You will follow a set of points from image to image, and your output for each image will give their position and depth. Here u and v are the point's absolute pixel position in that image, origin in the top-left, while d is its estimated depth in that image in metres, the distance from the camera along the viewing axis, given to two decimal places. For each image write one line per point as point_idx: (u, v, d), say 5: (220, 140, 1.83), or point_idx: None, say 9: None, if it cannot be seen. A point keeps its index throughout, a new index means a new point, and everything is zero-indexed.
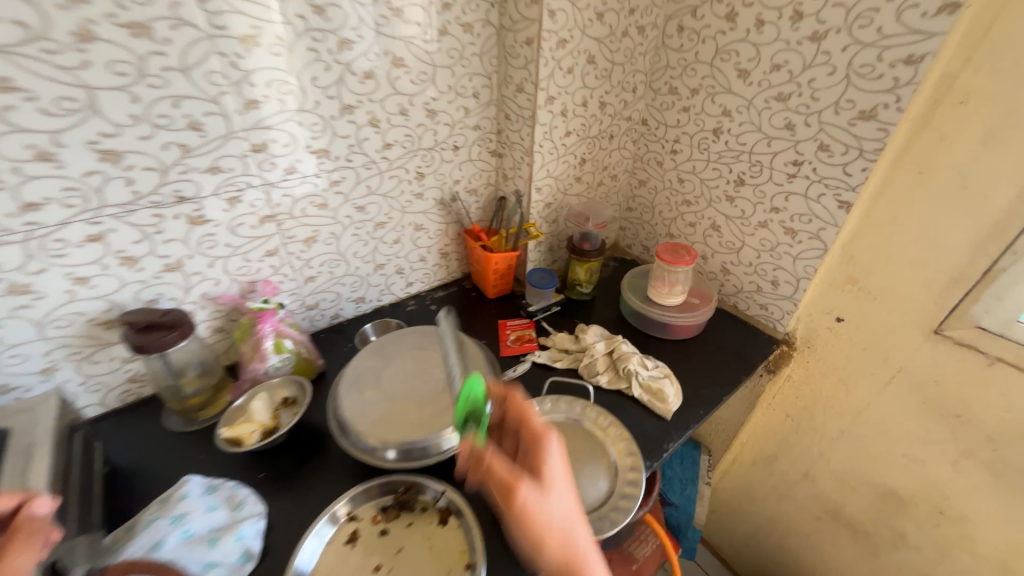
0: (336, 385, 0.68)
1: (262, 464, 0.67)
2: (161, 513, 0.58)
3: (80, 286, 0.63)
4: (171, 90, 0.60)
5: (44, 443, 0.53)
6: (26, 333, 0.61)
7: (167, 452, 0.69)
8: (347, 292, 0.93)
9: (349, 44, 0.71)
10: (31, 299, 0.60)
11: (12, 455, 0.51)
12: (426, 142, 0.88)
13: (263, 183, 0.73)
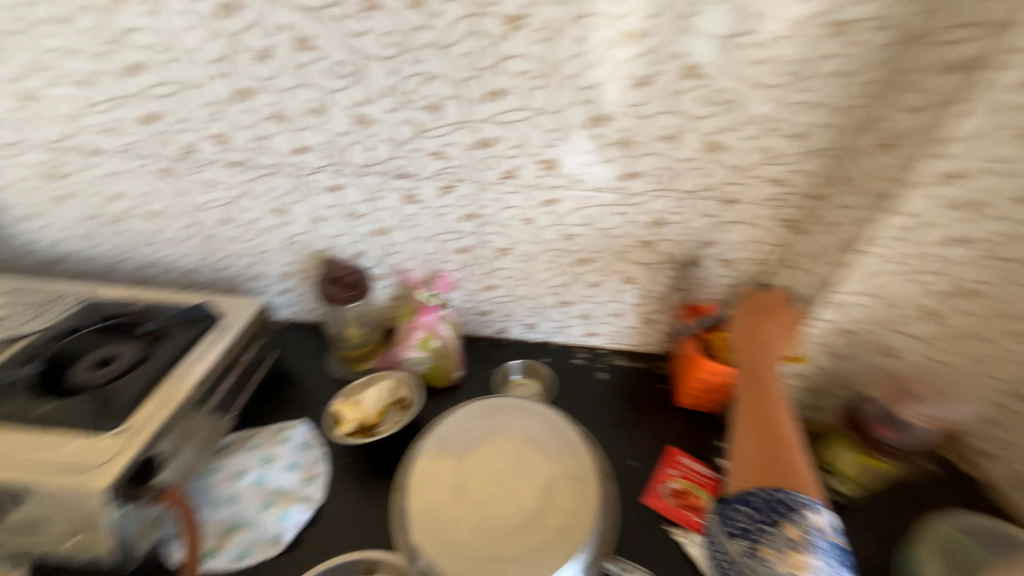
0: (428, 429, 0.58)
1: (350, 450, 0.66)
2: (264, 444, 0.64)
3: (317, 222, 0.73)
4: (426, 67, 0.57)
5: (229, 339, 0.63)
6: (279, 243, 0.76)
7: (315, 381, 0.78)
8: (521, 315, 0.82)
9: (632, 38, 0.53)
10: (287, 220, 0.73)
11: (208, 338, 0.63)
12: (686, 184, 0.64)
13: (478, 180, 0.66)
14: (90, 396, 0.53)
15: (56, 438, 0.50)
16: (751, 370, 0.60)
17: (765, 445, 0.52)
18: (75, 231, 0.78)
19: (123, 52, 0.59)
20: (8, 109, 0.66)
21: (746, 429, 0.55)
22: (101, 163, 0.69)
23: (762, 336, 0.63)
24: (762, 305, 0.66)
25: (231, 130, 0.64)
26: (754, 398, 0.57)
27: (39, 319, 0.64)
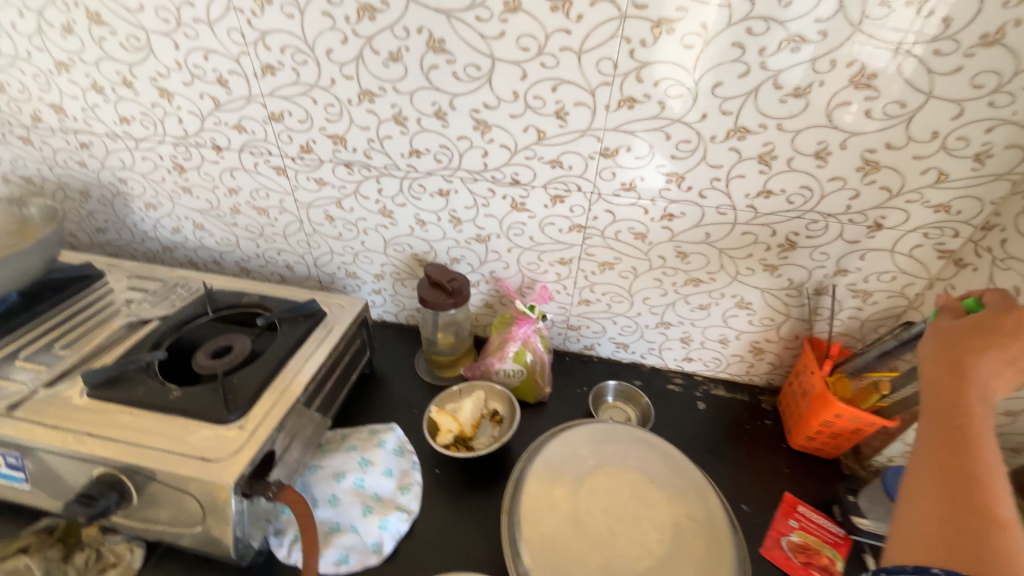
0: (532, 451, 0.57)
1: (442, 461, 0.65)
2: (361, 446, 0.64)
3: (420, 225, 0.72)
4: (558, 72, 0.54)
5: (335, 339, 0.64)
6: (379, 244, 0.77)
7: (404, 384, 0.78)
8: (615, 332, 0.78)
9: (795, 43, 0.48)
10: (390, 222, 0.73)
11: (316, 336, 0.64)
12: (827, 205, 0.58)
13: (593, 191, 0.63)
14: (213, 387, 0.54)
15: (185, 425, 0.51)
16: (945, 408, 0.39)
17: (955, 512, 0.34)
18: (190, 221, 0.82)
19: (259, 52, 0.60)
20: (144, 106, 0.69)
21: (925, 491, 0.36)
22: (222, 158, 0.72)
23: (975, 369, 0.40)
24: (984, 330, 0.42)
25: (351, 130, 0.65)
26: (940, 445, 0.38)
27: (161, 306, 0.67)
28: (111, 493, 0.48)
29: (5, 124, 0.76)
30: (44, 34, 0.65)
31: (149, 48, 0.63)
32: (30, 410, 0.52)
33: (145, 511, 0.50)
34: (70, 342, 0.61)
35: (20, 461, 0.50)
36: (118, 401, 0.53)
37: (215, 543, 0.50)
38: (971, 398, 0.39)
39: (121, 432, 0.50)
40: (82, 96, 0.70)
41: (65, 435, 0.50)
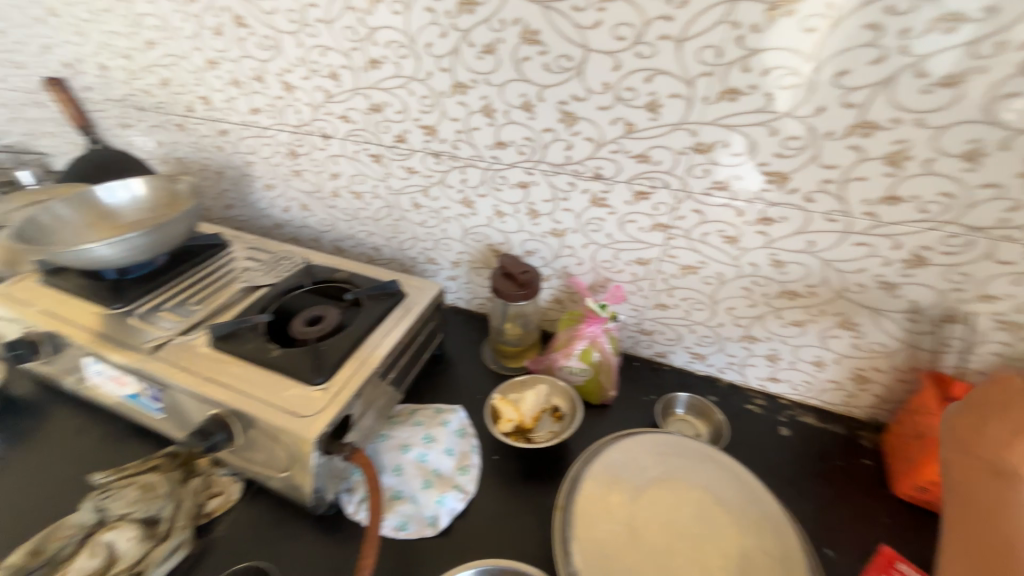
0: (590, 453, 0.55)
1: (499, 448, 0.66)
2: (426, 422, 0.67)
3: (498, 216, 0.74)
4: (655, 62, 0.53)
5: (411, 318, 0.68)
6: (458, 232, 0.80)
7: (471, 369, 0.80)
8: (690, 342, 0.73)
9: (946, 24, 0.42)
10: (469, 212, 0.76)
11: (395, 314, 0.68)
12: (972, 216, 0.49)
13: (680, 189, 0.60)
14: (306, 351, 0.60)
15: (281, 381, 0.58)
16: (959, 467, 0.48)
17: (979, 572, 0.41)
18: (298, 202, 0.92)
19: (370, 48, 0.66)
20: (272, 98, 0.78)
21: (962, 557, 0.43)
22: (328, 146, 0.80)
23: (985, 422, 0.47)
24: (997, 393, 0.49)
25: (442, 121, 0.68)
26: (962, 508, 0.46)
27: (269, 275, 0.76)
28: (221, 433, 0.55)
29: (168, 114, 0.92)
30: (202, 36, 0.77)
31: (281, 46, 0.71)
32: (168, 352, 0.63)
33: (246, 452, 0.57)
34: (200, 300, 0.72)
35: (158, 394, 0.60)
36: (232, 353, 0.61)
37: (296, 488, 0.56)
38: (984, 454, 0.46)
39: (233, 379, 0.58)
40: (225, 89, 0.82)
41: (191, 377, 0.58)
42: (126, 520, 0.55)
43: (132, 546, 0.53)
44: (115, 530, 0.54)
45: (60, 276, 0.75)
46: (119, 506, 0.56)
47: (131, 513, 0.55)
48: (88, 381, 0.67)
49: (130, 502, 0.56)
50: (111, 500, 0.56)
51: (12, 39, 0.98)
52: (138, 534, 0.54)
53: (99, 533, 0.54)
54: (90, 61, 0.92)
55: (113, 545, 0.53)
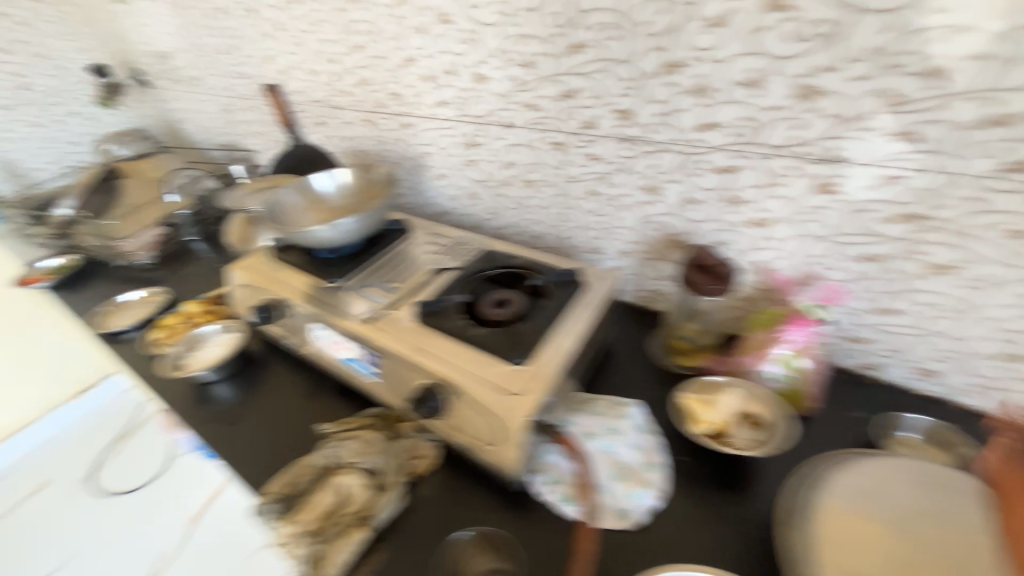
0: (817, 479, 0.53)
1: (687, 450, 0.63)
2: (606, 413, 0.66)
3: (687, 204, 0.70)
4: (951, 19, 0.44)
5: (597, 305, 0.66)
6: (635, 221, 0.77)
7: (639, 362, 0.78)
8: (923, 356, 0.62)
9: None
10: (653, 200, 0.73)
11: (580, 300, 0.67)
12: None
13: (949, 173, 0.50)
14: (505, 332, 0.63)
15: (486, 359, 0.61)
16: None
17: None
18: (466, 190, 0.97)
19: (574, 32, 0.65)
20: (459, 90, 0.82)
21: None
22: (508, 135, 0.82)
23: None
24: None
25: (641, 104, 0.65)
26: None
27: (453, 259, 0.82)
28: (433, 398, 0.60)
29: (359, 111, 1.02)
30: (403, 36, 0.82)
31: (478, 38, 0.74)
32: (381, 323, 0.70)
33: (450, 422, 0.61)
34: (397, 278, 0.80)
35: (376, 359, 0.68)
36: (437, 329, 0.66)
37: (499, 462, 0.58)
38: None
39: (443, 353, 0.63)
40: (415, 85, 0.88)
41: (408, 348, 0.65)
42: (353, 468, 0.64)
43: (361, 490, 0.62)
44: (347, 474, 0.63)
45: (286, 253, 0.88)
46: (348, 455, 0.65)
47: (356, 462, 0.64)
48: (310, 344, 0.78)
49: (355, 453, 0.65)
50: (341, 449, 0.66)
51: (238, 52, 1.16)
52: (364, 480, 0.62)
53: (335, 475, 0.63)
54: (298, 67, 1.05)
55: (346, 486, 0.62)
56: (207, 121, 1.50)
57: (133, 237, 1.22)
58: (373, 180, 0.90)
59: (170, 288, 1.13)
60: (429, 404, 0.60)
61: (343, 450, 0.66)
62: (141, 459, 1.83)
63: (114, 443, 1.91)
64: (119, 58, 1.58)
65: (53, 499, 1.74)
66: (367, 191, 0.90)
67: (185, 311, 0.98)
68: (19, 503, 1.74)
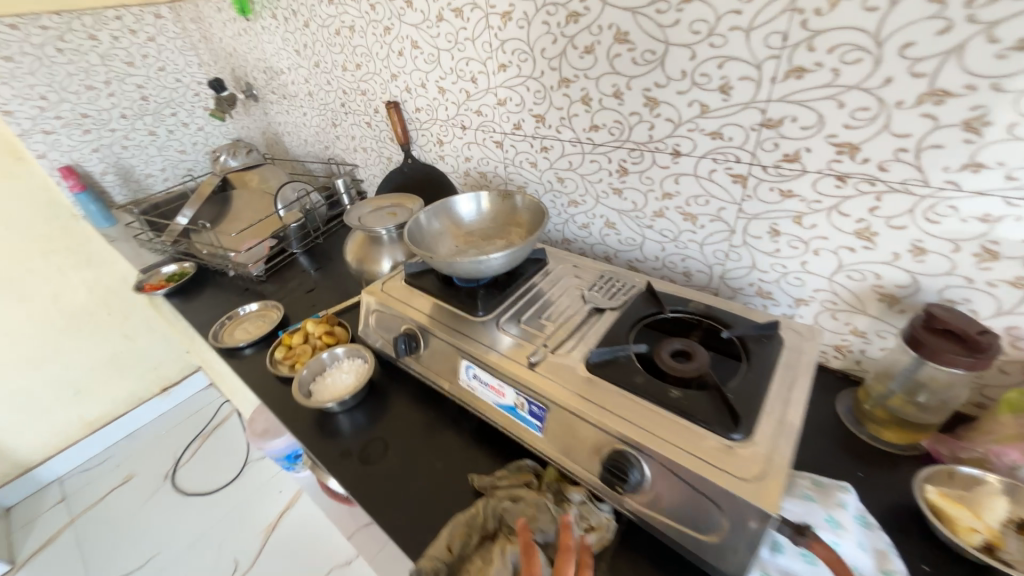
0: None
1: (927, 556, 0.53)
2: (818, 499, 0.55)
3: (912, 254, 0.60)
4: None
5: (809, 369, 0.57)
6: (828, 267, 0.67)
7: (825, 430, 0.67)
8: None
9: None
10: (863, 245, 0.63)
11: (786, 363, 0.58)
12: None
13: None
14: (712, 398, 0.54)
15: (694, 428, 0.52)
16: None
17: None
18: (604, 219, 0.90)
19: (798, 56, 0.56)
20: (622, 115, 0.75)
21: None
22: (676, 164, 0.74)
23: None
24: None
25: (875, 139, 0.56)
26: None
27: (607, 298, 0.73)
28: (632, 470, 0.52)
29: (489, 132, 0.98)
30: (564, 56, 0.76)
31: (661, 60, 0.67)
32: (545, 370, 0.63)
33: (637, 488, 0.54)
34: (547, 315, 0.73)
35: (542, 412, 0.60)
36: (620, 385, 0.58)
37: (711, 557, 0.50)
38: None
39: (635, 415, 0.55)
40: (567, 107, 0.82)
41: (589, 406, 0.57)
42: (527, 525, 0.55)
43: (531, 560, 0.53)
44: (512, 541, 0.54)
45: (417, 278, 0.83)
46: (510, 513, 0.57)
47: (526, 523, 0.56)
48: (453, 382, 0.72)
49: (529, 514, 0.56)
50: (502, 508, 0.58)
51: (361, 69, 1.15)
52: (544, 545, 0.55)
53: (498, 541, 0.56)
54: (428, 85, 1.02)
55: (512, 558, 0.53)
56: (311, 134, 1.51)
57: (246, 250, 1.23)
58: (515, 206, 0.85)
59: (283, 303, 1.13)
60: (626, 475, 0.52)
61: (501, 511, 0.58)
62: (219, 461, 1.86)
63: (193, 442, 1.95)
64: (230, 71, 1.63)
65: (136, 494, 1.79)
66: (509, 220, 0.86)
67: (304, 330, 0.95)
68: (108, 493, 1.81)
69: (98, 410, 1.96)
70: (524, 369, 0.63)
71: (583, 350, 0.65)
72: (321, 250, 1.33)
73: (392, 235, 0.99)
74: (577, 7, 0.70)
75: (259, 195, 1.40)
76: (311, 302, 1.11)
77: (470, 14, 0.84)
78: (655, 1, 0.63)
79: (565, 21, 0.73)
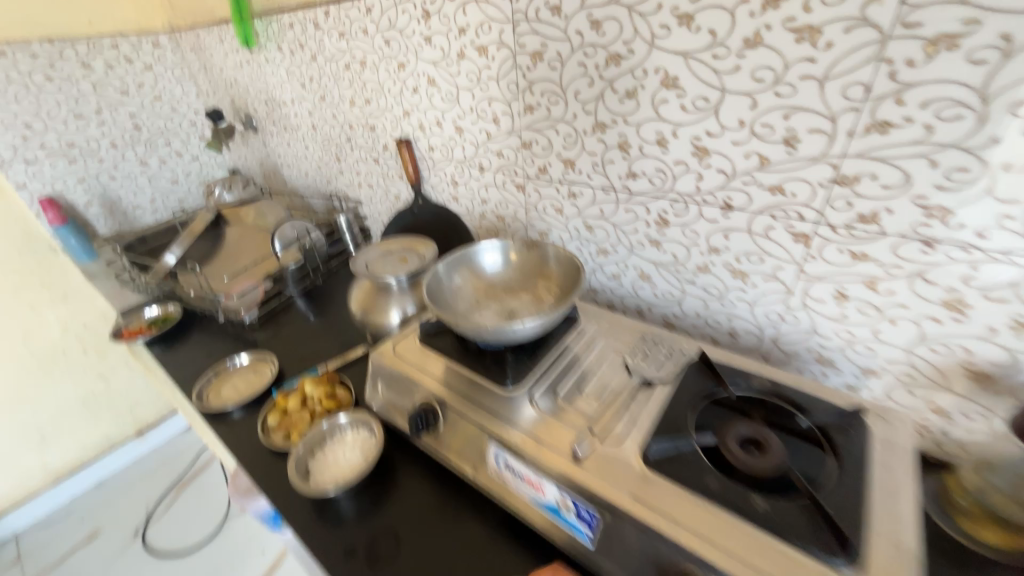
0: None
1: None
2: None
3: (1013, 329, 0.52)
4: None
5: (910, 471, 0.49)
6: (906, 338, 0.60)
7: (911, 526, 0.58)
8: None
9: None
10: (951, 317, 0.56)
11: (883, 463, 0.49)
12: None
13: None
14: (809, 514, 0.45)
15: (794, 555, 0.43)
16: None
17: None
18: (637, 271, 0.83)
19: (882, 109, 0.50)
20: (666, 164, 0.69)
21: None
22: (726, 219, 0.67)
23: None
24: None
25: (973, 203, 0.49)
26: None
27: (654, 366, 0.63)
28: None
29: (510, 174, 0.91)
30: (602, 99, 0.70)
31: (716, 108, 0.60)
32: (595, 465, 0.53)
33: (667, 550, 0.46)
34: (587, 388, 0.63)
35: (593, 518, 0.51)
36: (688, 487, 0.49)
37: None
38: None
39: (713, 530, 0.46)
40: (601, 153, 0.75)
41: (653, 515, 0.48)
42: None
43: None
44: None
45: (431, 339, 0.74)
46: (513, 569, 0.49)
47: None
48: (480, 468, 0.62)
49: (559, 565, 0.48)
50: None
51: (370, 104, 1.09)
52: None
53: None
54: (444, 124, 0.96)
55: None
56: (312, 168, 1.44)
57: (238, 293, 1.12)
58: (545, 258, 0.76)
59: (277, 355, 1.02)
60: None
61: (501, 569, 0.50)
62: (197, 515, 1.70)
63: (169, 493, 1.79)
64: (229, 102, 1.56)
65: (101, 555, 1.61)
66: (539, 273, 0.77)
67: (301, 393, 0.84)
68: (69, 554, 1.62)
69: (64, 459, 1.79)
70: (568, 463, 0.54)
71: (635, 437, 0.55)
72: (320, 293, 1.23)
73: (402, 283, 0.89)
74: (620, 49, 0.64)
75: (254, 232, 1.31)
76: (309, 354, 1.00)
77: (496, 52, 0.78)
78: (712, 45, 0.57)
79: (604, 63, 0.67)
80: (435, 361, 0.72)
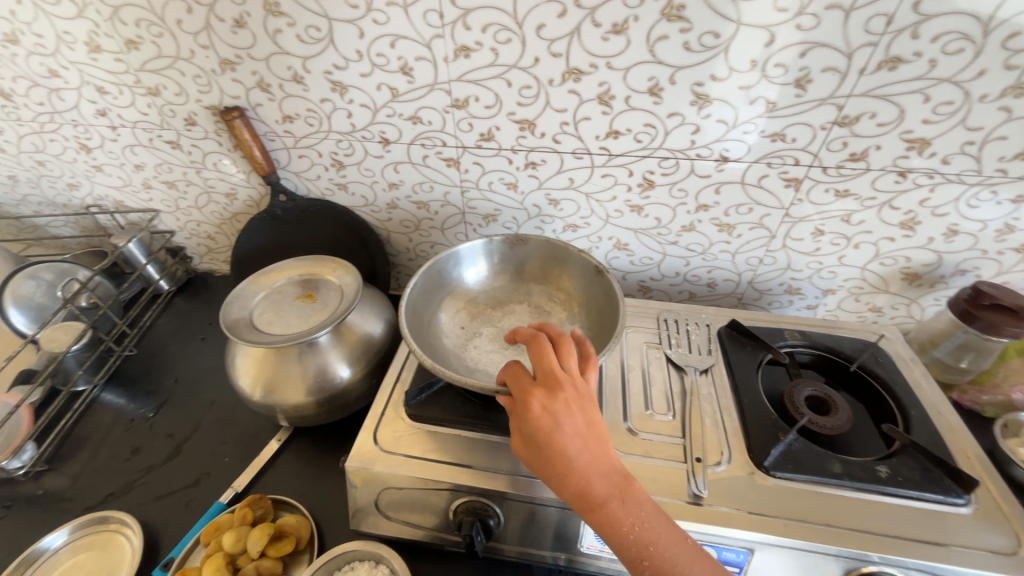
0: None
1: None
2: None
3: (945, 237, 0.62)
4: None
5: (925, 379, 0.57)
6: (864, 258, 0.67)
7: None
8: None
9: None
10: (903, 234, 0.63)
11: (910, 382, 0.56)
12: None
13: None
14: (921, 465, 0.46)
15: (930, 512, 0.44)
16: None
17: None
18: (612, 241, 0.73)
19: (895, 43, 0.48)
20: (657, 116, 0.58)
21: None
22: (720, 173, 0.62)
23: None
24: None
25: (948, 131, 0.53)
26: None
27: (705, 357, 0.59)
28: None
29: (435, 146, 0.66)
30: (576, 35, 0.53)
31: (727, 46, 0.51)
32: (719, 496, 0.45)
33: (696, 438, 0.49)
34: (653, 404, 0.54)
35: (745, 554, 0.43)
36: (821, 483, 0.45)
37: None
38: None
39: (871, 521, 0.43)
40: (573, 108, 0.59)
41: (817, 531, 0.42)
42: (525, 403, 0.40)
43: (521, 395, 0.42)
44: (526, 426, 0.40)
45: (426, 413, 0.52)
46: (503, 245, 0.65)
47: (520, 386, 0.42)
48: (572, 552, 0.48)
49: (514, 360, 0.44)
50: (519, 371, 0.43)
51: (141, 50, 0.64)
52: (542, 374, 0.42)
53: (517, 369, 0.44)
54: (310, 79, 0.62)
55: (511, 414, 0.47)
56: (27, 168, 0.83)
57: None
58: (550, 263, 0.64)
59: (121, 503, 0.61)
60: None
61: (490, 252, 0.65)
62: None
63: None
64: None
65: None
66: (551, 279, 0.64)
67: (217, 553, 0.52)
68: None
69: None
70: (702, 514, 0.44)
71: (738, 447, 0.50)
72: (144, 369, 0.78)
73: (326, 337, 0.59)
74: None
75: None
76: (184, 478, 0.63)
77: None
78: None
79: None
80: (451, 437, 0.51)
